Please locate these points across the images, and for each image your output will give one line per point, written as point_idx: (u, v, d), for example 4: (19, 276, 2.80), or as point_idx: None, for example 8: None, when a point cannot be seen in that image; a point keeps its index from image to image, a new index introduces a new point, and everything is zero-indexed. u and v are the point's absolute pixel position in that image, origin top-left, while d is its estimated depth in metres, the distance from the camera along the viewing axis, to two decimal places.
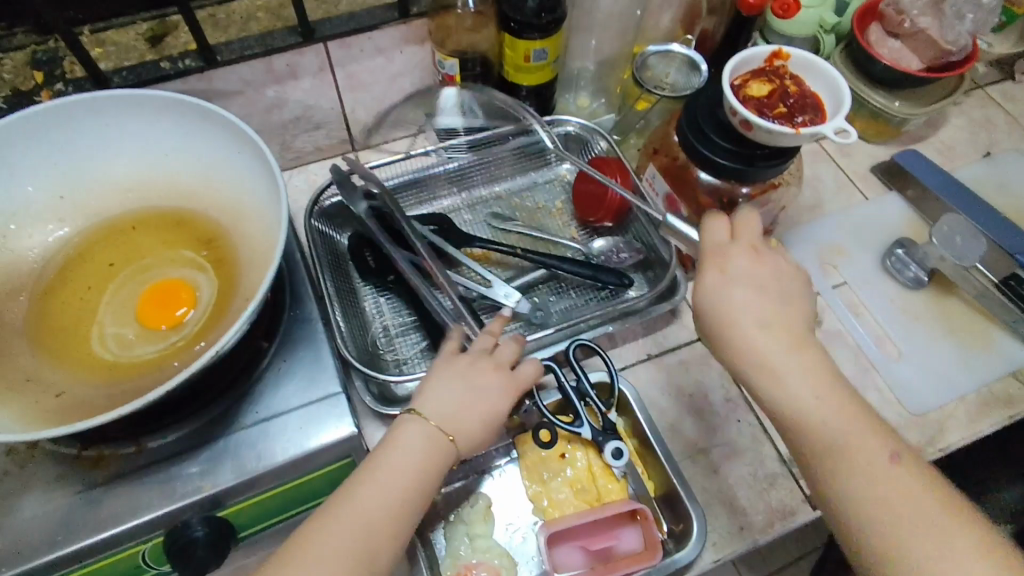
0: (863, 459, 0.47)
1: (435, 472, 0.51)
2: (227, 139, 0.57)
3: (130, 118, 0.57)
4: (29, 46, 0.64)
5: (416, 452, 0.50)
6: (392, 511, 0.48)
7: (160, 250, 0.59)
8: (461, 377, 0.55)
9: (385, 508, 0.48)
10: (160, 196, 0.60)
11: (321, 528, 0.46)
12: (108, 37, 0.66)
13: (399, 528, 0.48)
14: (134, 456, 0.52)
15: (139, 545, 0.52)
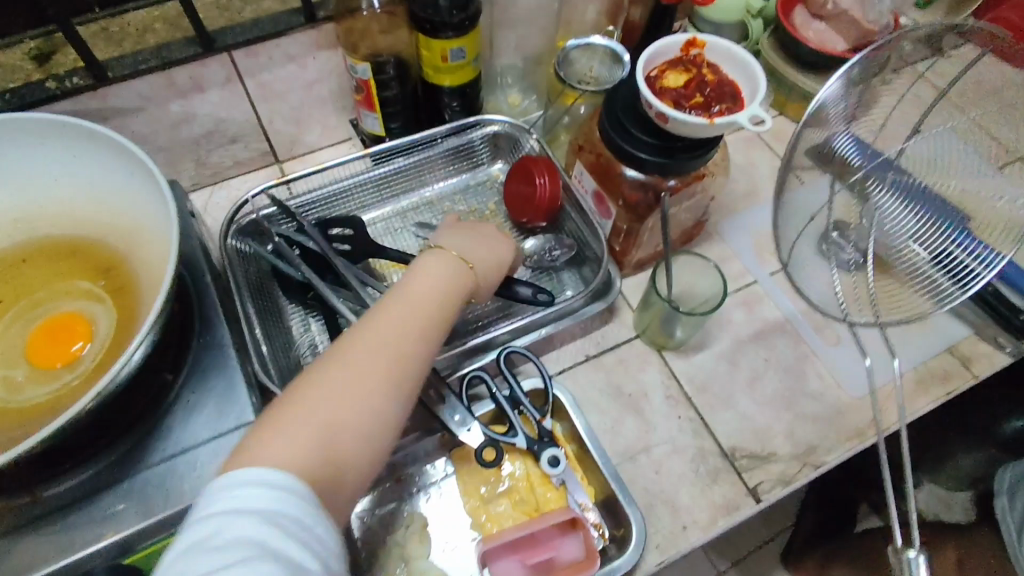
0: None
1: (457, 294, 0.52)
2: (115, 162, 0.53)
3: (4, 145, 0.53)
4: None
5: (440, 278, 0.52)
6: (412, 336, 0.47)
7: (55, 281, 0.56)
8: (468, 233, 0.59)
9: (408, 329, 0.47)
10: (51, 225, 0.57)
11: (352, 343, 0.45)
12: None
13: (426, 342, 0.47)
14: (30, 506, 0.49)
15: None
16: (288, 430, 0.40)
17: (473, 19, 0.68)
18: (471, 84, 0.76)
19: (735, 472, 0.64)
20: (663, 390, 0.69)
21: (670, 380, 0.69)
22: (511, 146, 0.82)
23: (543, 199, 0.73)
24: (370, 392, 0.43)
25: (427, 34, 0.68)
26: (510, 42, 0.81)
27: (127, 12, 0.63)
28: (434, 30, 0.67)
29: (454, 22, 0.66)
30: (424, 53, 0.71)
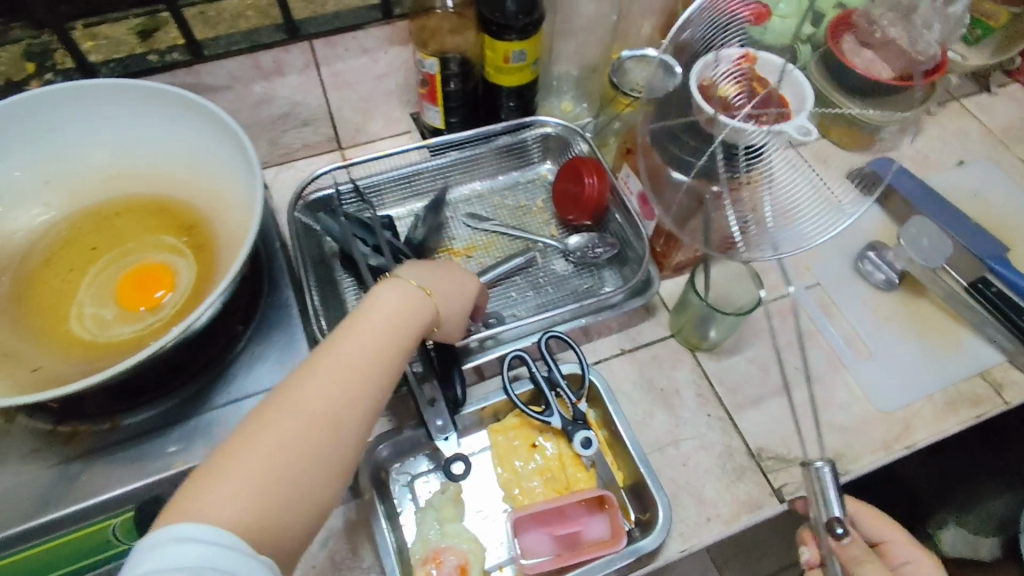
0: None
1: (415, 325, 0.50)
2: (208, 130, 0.59)
3: (114, 107, 0.59)
4: (24, 40, 0.64)
5: (398, 305, 0.50)
6: (365, 373, 0.46)
7: (144, 235, 0.61)
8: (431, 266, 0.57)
9: (362, 366, 0.46)
10: (144, 184, 0.62)
11: (305, 377, 0.44)
12: (101, 31, 0.66)
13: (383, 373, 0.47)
14: (107, 432, 0.53)
15: (110, 519, 0.52)
16: (239, 465, 0.39)
17: (537, 24, 0.72)
18: (529, 87, 0.80)
19: (761, 472, 0.66)
20: (694, 388, 0.71)
21: (702, 380, 0.72)
22: (561, 148, 0.86)
23: (590, 197, 0.76)
24: (309, 442, 0.42)
25: (492, 35, 0.73)
26: (568, 50, 0.85)
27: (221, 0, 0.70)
28: (499, 32, 0.72)
29: (519, 25, 0.71)
30: (487, 53, 0.75)
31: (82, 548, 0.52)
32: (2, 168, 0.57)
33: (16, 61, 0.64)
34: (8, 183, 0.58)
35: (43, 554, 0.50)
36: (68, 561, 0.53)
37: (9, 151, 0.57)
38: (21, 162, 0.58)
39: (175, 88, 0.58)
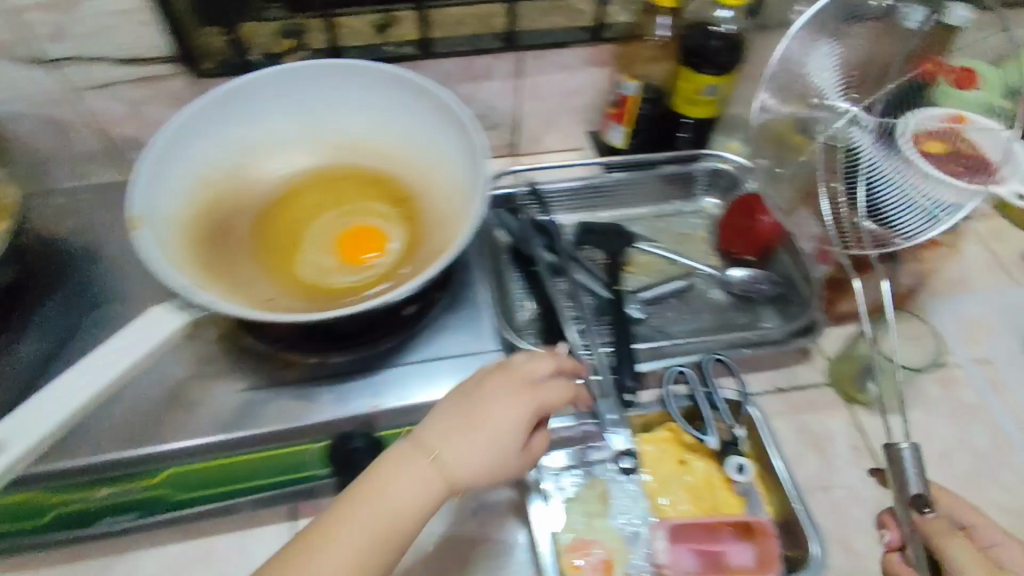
0: None
1: (501, 459, 0.47)
2: (435, 115, 0.65)
3: (360, 86, 0.66)
4: (281, 19, 0.74)
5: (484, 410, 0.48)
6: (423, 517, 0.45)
7: (360, 200, 0.67)
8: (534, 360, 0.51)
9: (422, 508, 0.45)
10: (367, 156, 0.69)
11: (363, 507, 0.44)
12: (344, 21, 0.76)
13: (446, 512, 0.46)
14: (316, 366, 0.59)
15: (308, 444, 0.56)
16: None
17: (736, 63, 0.76)
18: (710, 122, 0.82)
19: None
20: (849, 439, 0.69)
21: (858, 432, 0.70)
22: (729, 185, 0.87)
23: (762, 232, 0.78)
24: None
25: (691, 67, 0.76)
26: (750, 93, 0.87)
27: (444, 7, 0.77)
28: (699, 65, 0.75)
29: (720, 60, 0.75)
30: (680, 85, 0.79)
31: (274, 462, 0.56)
32: (260, 125, 0.65)
33: (274, 37, 0.74)
34: (261, 138, 0.66)
35: (243, 461, 0.55)
36: (262, 475, 0.56)
37: (269, 111, 0.65)
38: (275, 122, 0.66)
39: (417, 76, 0.65)
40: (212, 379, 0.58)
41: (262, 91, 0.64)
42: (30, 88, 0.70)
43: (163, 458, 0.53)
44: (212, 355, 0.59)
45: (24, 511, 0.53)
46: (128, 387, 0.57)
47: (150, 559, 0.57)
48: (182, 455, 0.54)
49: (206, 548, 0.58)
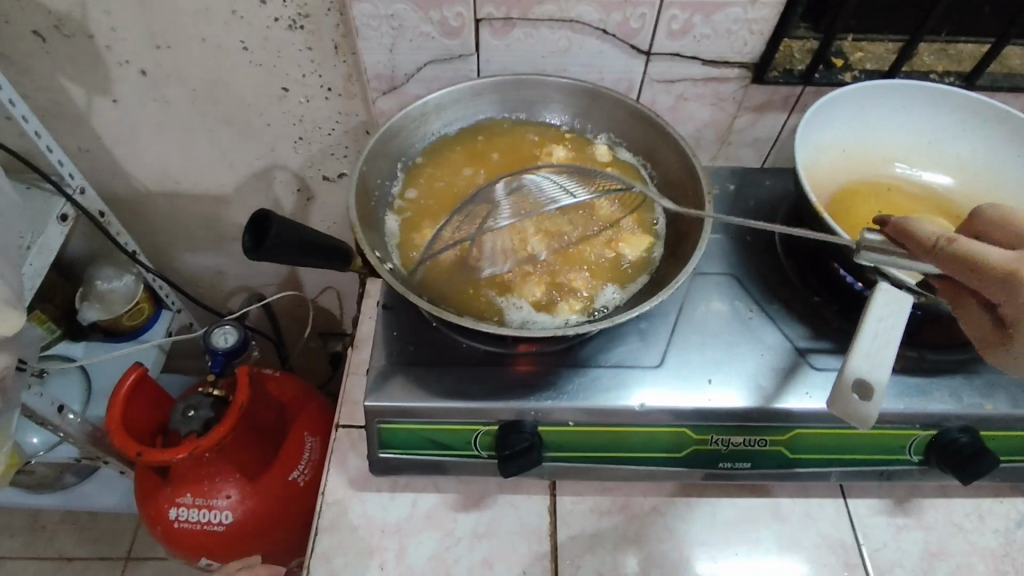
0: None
1: None
2: (1006, 141, 0.69)
3: (927, 106, 0.70)
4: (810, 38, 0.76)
5: None
6: None
7: (918, 211, 0.70)
8: None
9: None
10: (912, 173, 0.73)
11: None
12: (866, 46, 0.78)
13: None
14: (917, 359, 0.63)
15: (919, 431, 0.60)
16: None
17: None
18: None
19: None
20: None
21: None
22: None
23: None
24: None
25: None
26: None
27: (964, 42, 0.78)
28: None
29: None
30: None
31: (884, 441, 0.61)
32: (834, 125, 0.70)
33: (810, 54, 0.77)
34: (830, 137, 0.71)
35: (864, 434, 0.60)
36: (868, 449, 0.62)
37: (844, 118, 0.71)
38: (842, 132, 0.71)
39: (999, 103, 0.68)
40: (820, 351, 0.63)
41: (850, 99, 0.70)
42: (609, 72, 0.75)
43: (807, 419, 0.59)
44: (813, 333, 0.65)
45: (679, 442, 0.61)
46: (748, 356, 0.63)
47: (731, 506, 0.66)
48: (820, 420, 0.59)
49: (774, 502, 0.66)
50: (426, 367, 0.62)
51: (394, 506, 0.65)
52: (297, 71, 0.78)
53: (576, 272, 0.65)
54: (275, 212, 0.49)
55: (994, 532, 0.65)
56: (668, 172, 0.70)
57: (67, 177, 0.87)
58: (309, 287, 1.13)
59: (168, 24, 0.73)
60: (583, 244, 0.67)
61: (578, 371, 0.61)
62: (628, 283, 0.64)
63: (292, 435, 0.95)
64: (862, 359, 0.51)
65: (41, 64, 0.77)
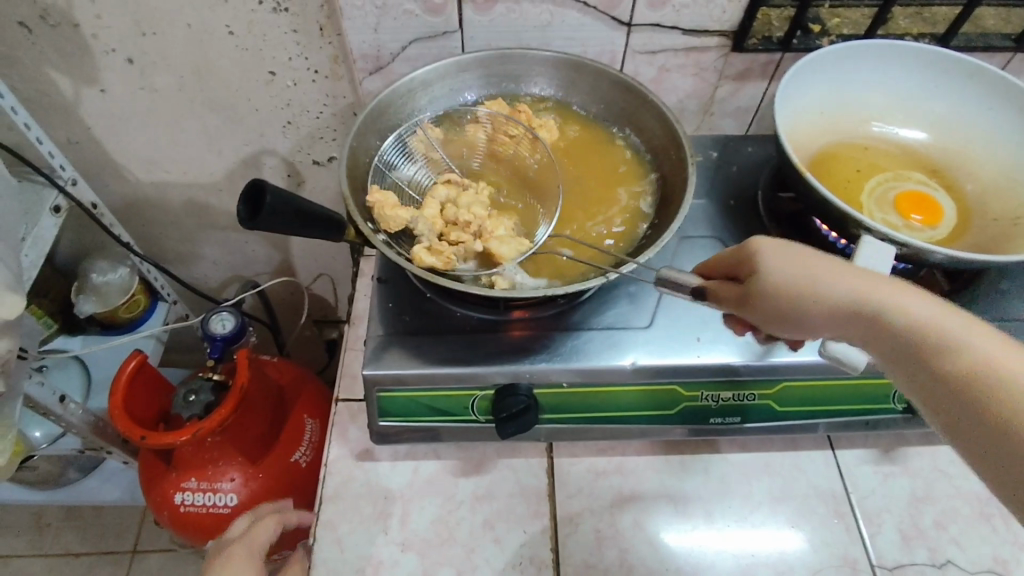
0: (794, 249, 0.47)
1: None
2: (978, 95, 0.71)
3: (899, 66, 0.72)
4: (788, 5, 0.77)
5: None
6: None
7: (896, 168, 0.72)
8: None
9: None
10: (889, 130, 0.75)
11: None
12: (842, 12, 0.79)
13: None
14: None
15: None
16: None
17: None
18: None
19: None
20: None
21: None
22: None
23: None
24: None
25: None
26: None
27: (938, 4, 0.79)
28: None
29: None
30: None
31: (869, 390, 0.63)
32: (811, 90, 0.72)
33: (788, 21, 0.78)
34: (808, 101, 0.72)
35: (848, 385, 0.62)
36: (854, 399, 0.64)
37: (820, 82, 0.72)
38: (818, 95, 0.73)
39: (967, 57, 0.70)
40: None
41: (825, 64, 0.71)
42: (592, 44, 0.77)
43: (793, 372, 0.61)
44: None
45: (671, 399, 0.63)
46: None
47: (723, 461, 0.68)
48: (806, 371, 0.61)
49: (765, 457, 0.68)
50: (422, 336, 0.63)
51: (396, 474, 0.66)
52: (283, 54, 0.79)
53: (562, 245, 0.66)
54: (270, 182, 0.51)
55: (978, 476, 0.67)
56: (652, 139, 0.71)
57: (58, 169, 0.88)
58: (303, 274, 1.14)
59: (153, 10, 0.73)
60: (481, 209, 0.66)
61: (570, 334, 0.63)
62: (520, 252, 0.61)
63: (292, 418, 0.96)
64: None
65: (28, 55, 0.78)
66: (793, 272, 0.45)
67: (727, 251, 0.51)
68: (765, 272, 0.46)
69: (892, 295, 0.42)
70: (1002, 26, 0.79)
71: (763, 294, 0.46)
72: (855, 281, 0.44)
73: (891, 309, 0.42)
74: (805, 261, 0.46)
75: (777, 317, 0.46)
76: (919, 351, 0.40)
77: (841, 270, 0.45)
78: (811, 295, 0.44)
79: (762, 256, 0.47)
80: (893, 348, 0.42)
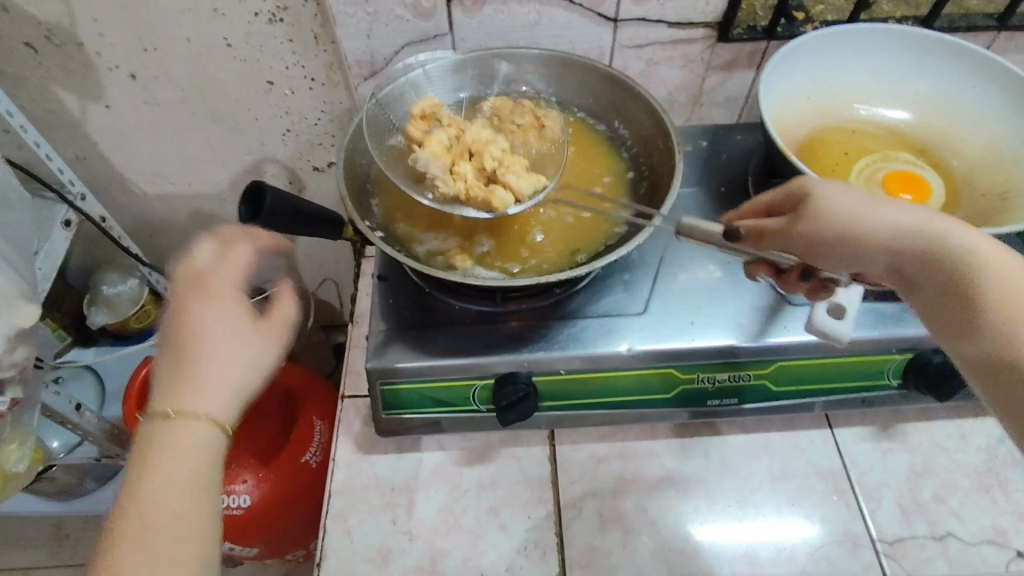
0: (856, 192, 0.51)
1: None
2: (961, 74, 0.72)
3: (882, 49, 0.73)
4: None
5: None
6: None
7: (884, 149, 0.73)
8: None
9: None
10: (875, 113, 0.76)
11: None
12: None
13: None
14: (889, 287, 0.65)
15: (895, 355, 0.63)
16: None
17: None
18: None
19: None
20: None
21: None
22: None
23: None
24: None
25: None
26: None
27: None
28: None
29: None
30: None
31: (864, 367, 0.64)
32: (796, 76, 0.73)
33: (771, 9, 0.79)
34: (794, 87, 0.74)
35: (842, 362, 0.63)
36: (848, 377, 0.65)
37: (805, 68, 0.74)
38: (803, 81, 0.74)
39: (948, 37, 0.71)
40: None
41: (809, 50, 0.72)
42: (580, 41, 0.78)
43: (787, 352, 0.62)
44: None
45: (668, 382, 0.64)
46: (727, 297, 0.66)
47: (722, 443, 0.69)
48: (799, 350, 0.62)
49: (764, 437, 0.69)
50: (422, 330, 0.65)
51: (401, 466, 0.68)
52: (280, 64, 0.82)
53: (552, 237, 0.68)
54: (270, 183, 0.53)
55: (976, 449, 0.68)
56: (640, 130, 0.73)
57: (67, 185, 0.91)
58: (308, 279, 1.16)
59: (153, 27, 0.76)
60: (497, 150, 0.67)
61: (567, 323, 0.65)
62: (536, 189, 0.66)
63: (302, 419, 0.98)
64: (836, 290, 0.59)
65: (36, 75, 0.81)
66: (851, 213, 0.50)
67: (785, 189, 0.55)
68: (825, 210, 0.50)
69: (946, 235, 0.47)
70: (985, 6, 0.80)
71: (818, 229, 0.50)
72: (913, 223, 0.49)
73: (948, 248, 0.47)
74: (865, 202, 0.50)
75: (826, 250, 0.51)
76: (966, 290, 0.45)
77: (903, 211, 0.49)
78: (855, 228, 0.49)
79: (823, 194, 0.51)
80: (941, 286, 0.47)
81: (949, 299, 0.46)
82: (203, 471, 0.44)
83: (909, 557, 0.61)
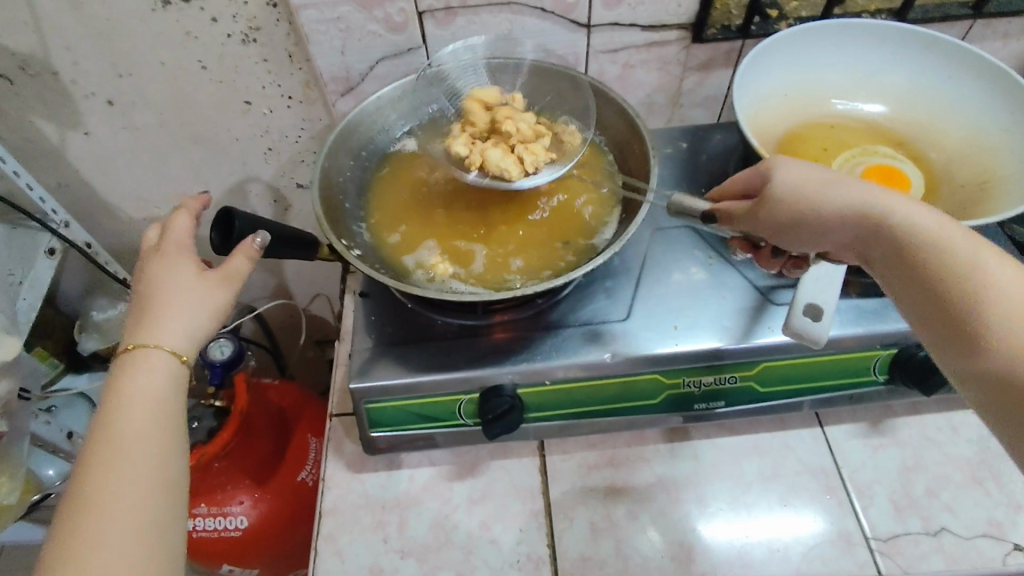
0: (814, 171, 0.51)
1: None
2: (935, 64, 0.72)
3: (856, 43, 0.73)
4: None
5: None
6: None
7: (863, 143, 0.73)
8: None
9: None
10: (852, 107, 0.76)
11: None
12: None
13: None
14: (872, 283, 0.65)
15: (880, 351, 0.63)
16: None
17: None
18: None
19: None
20: None
21: None
22: None
23: None
24: None
25: None
26: None
27: None
28: None
29: None
30: None
31: (850, 364, 0.63)
32: (771, 74, 0.73)
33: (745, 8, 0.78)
34: (769, 84, 0.73)
35: (829, 361, 0.63)
36: (835, 375, 0.64)
37: (780, 65, 0.73)
38: (779, 79, 0.74)
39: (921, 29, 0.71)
40: (780, 288, 0.66)
41: (783, 47, 0.72)
42: (554, 48, 0.78)
43: (772, 352, 0.62)
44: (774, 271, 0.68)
45: (655, 388, 0.64)
46: (711, 299, 0.66)
47: (713, 446, 0.69)
48: (784, 351, 0.62)
49: (754, 439, 0.69)
50: (406, 346, 0.65)
51: (391, 483, 0.68)
52: (256, 84, 0.81)
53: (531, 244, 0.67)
54: (239, 209, 0.56)
55: (968, 441, 0.67)
56: (617, 135, 0.72)
57: (49, 213, 0.89)
58: (298, 296, 1.16)
59: (127, 53, 0.76)
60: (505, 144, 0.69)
61: (551, 334, 0.64)
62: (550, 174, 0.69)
63: (296, 437, 0.98)
64: (811, 288, 0.59)
65: (12, 106, 0.80)
66: (809, 192, 0.49)
67: (747, 172, 0.55)
68: (782, 189, 0.50)
69: (904, 211, 0.46)
70: None
71: (776, 209, 0.51)
72: (873, 199, 0.48)
73: (908, 224, 0.46)
74: (823, 181, 0.50)
75: (787, 230, 0.51)
76: (926, 266, 0.44)
77: (862, 189, 0.48)
78: (816, 208, 0.49)
79: (780, 175, 0.51)
80: (903, 264, 0.46)
81: (909, 275, 0.45)
82: (163, 401, 0.49)
83: (904, 554, 0.61)
